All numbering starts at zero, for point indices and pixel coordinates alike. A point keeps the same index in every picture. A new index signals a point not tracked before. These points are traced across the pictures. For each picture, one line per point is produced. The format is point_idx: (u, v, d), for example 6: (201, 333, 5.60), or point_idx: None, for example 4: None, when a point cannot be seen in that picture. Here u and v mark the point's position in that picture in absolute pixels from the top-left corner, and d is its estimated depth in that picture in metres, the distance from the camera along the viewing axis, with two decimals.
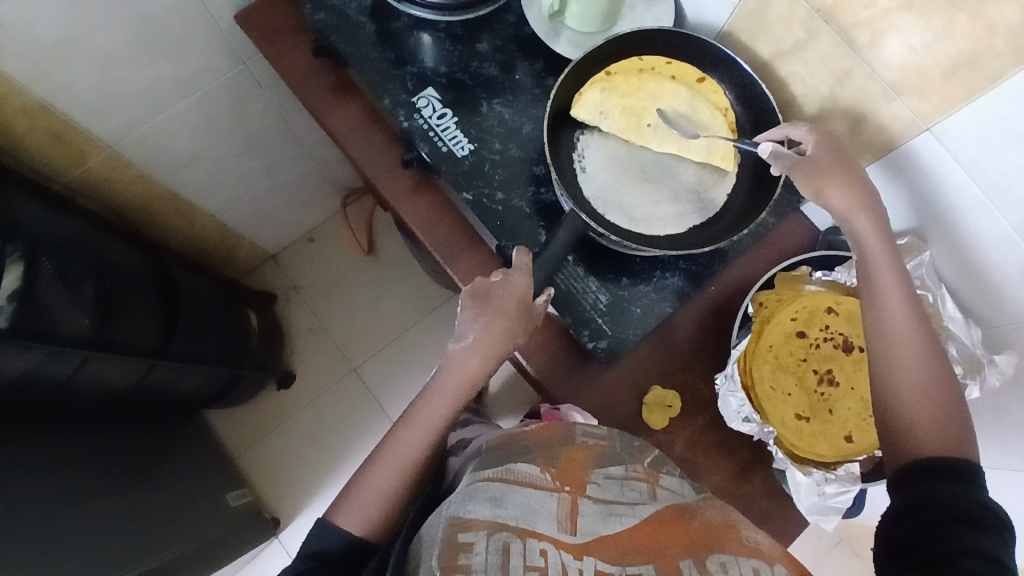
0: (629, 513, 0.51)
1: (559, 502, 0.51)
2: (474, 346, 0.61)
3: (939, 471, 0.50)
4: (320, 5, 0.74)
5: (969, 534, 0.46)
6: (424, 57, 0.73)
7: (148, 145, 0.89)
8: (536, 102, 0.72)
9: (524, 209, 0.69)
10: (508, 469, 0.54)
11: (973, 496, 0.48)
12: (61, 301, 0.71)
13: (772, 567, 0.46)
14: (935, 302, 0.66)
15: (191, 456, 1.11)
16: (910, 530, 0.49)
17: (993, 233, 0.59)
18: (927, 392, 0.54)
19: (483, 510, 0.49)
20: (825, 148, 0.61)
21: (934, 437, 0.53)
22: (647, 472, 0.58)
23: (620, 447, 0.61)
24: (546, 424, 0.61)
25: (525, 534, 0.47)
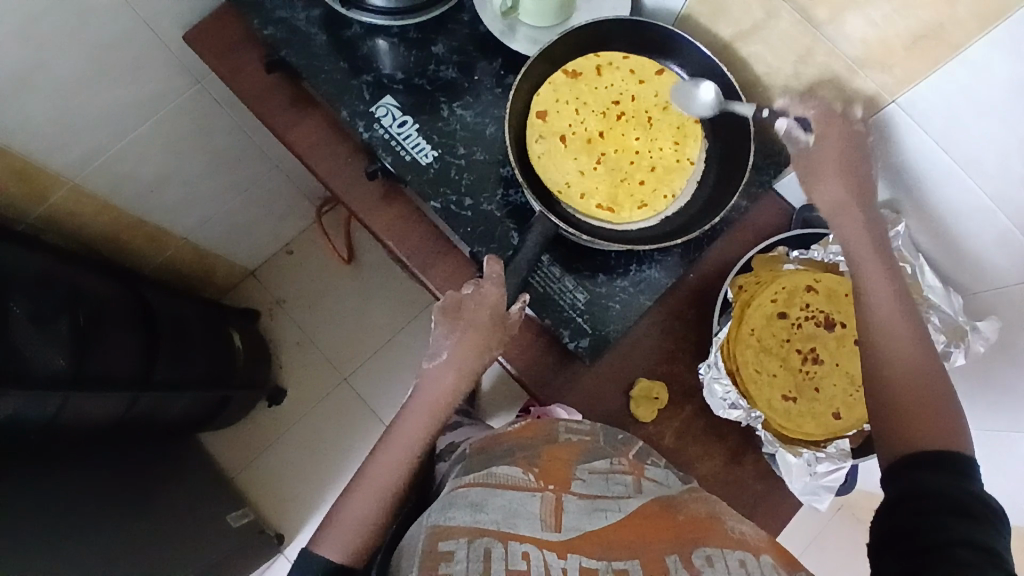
0: (615, 508, 0.52)
1: (544, 500, 0.52)
2: (449, 362, 0.61)
3: (938, 466, 0.51)
4: (269, 18, 0.72)
5: (960, 524, 0.46)
6: (380, 63, 0.71)
7: (112, 174, 0.87)
8: (497, 101, 0.70)
9: (494, 213, 0.67)
10: (490, 474, 0.55)
11: (968, 490, 0.48)
12: (36, 344, 0.69)
13: (758, 557, 0.47)
14: (914, 274, 0.65)
15: (190, 482, 1.10)
16: (901, 519, 0.49)
17: (968, 202, 0.59)
18: (920, 387, 0.55)
19: (464, 517, 0.49)
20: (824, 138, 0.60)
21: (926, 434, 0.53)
22: (631, 464, 0.59)
23: (604, 441, 0.62)
24: (528, 423, 0.62)
25: (508, 537, 0.47)
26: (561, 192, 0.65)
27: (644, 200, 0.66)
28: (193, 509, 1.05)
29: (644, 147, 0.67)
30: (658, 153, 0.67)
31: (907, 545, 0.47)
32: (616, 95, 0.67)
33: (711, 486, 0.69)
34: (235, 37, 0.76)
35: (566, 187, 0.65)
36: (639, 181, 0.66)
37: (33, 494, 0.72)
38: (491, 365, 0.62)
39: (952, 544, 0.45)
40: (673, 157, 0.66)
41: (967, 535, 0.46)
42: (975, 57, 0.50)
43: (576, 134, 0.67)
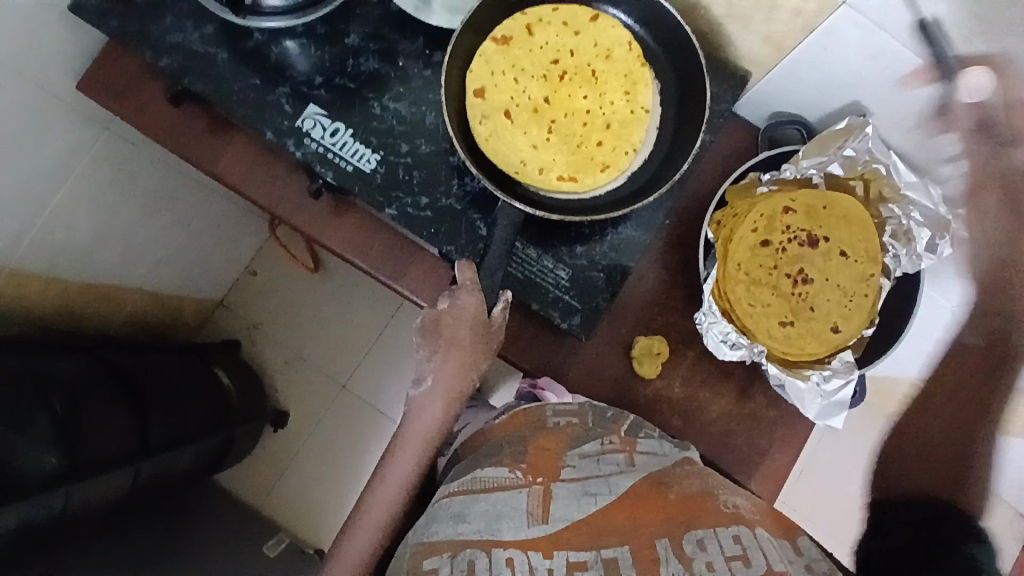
0: (604, 491, 0.51)
1: (531, 495, 0.52)
2: (436, 389, 0.59)
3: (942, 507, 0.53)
4: (160, 46, 0.65)
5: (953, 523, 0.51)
6: (294, 70, 0.65)
7: (44, 248, 0.81)
8: (430, 85, 0.65)
9: (455, 206, 0.64)
10: (475, 477, 0.54)
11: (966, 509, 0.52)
12: (17, 450, 0.67)
13: (754, 530, 0.45)
14: (889, 171, 0.64)
15: (218, 524, 1.09)
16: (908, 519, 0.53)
17: (934, 90, 0.57)
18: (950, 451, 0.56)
19: (447, 530, 0.51)
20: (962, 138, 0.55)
21: (941, 475, 0.55)
22: (623, 440, 0.57)
23: (594, 421, 0.59)
24: (516, 412, 0.61)
25: (491, 545, 0.48)
26: (519, 172, 0.62)
27: (605, 161, 0.62)
28: (228, 548, 1.04)
29: (595, 104, 0.63)
30: (609, 107, 0.63)
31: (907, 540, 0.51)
32: (554, 53, 0.63)
33: (726, 425, 0.69)
34: (131, 74, 0.69)
35: (522, 166, 0.62)
36: (596, 141, 0.63)
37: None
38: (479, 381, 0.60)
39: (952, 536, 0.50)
40: (625, 109, 0.63)
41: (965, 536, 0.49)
42: None
43: (520, 104, 0.63)
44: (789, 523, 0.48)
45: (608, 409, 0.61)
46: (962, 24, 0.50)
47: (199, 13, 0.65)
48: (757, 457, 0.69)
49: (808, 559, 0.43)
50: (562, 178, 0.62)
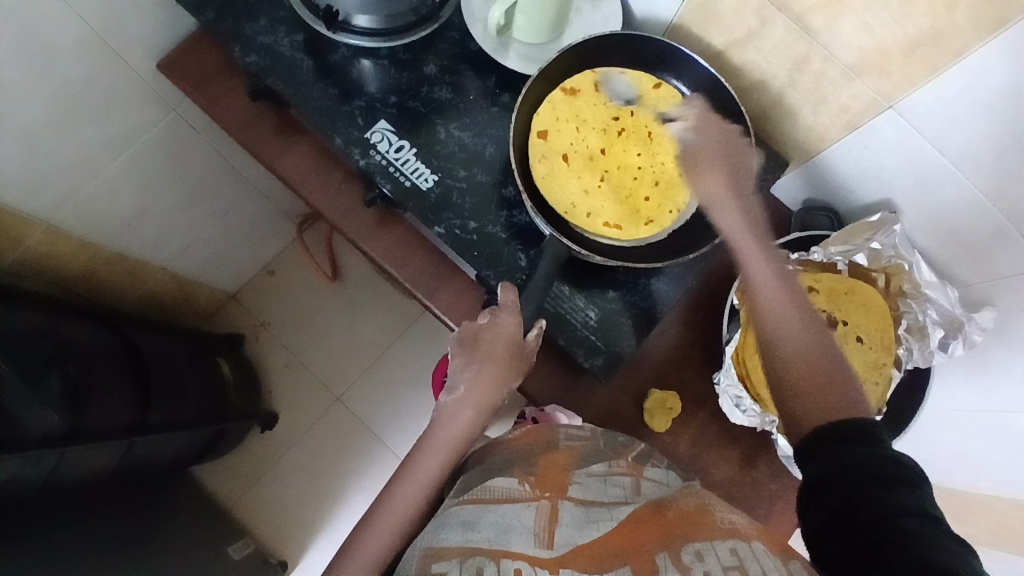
0: (608, 516, 0.45)
1: (538, 511, 0.46)
2: (466, 398, 0.60)
3: (847, 436, 0.45)
4: (250, 45, 0.69)
5: (888, 491, 0.41)
6: (369, 86, 0.69)
7: (89, 211, 0.83)
8: (494, 120, 0.69)
9: (500, 235, 0.67)
10: (484, 488, 0.49)
11: (891, 458, 0.43)
12: (27, 401, 0.67)
13: (751, 545, 0.41)
14: (912, 270, 0.67)
15: (189, 516, 1.07)
16: (827, 517, 0.42)
17: (965, 197, 0.61)
18: (812, 374, 0.49)
19: (456, 538, 0.43)
20: (703, 134, 0.60)
21: (819, 397, 0.48)
22: (630, 466, 0.55)
23: (604, 445, 0.59)
24: (530, 430, 0.59)
25: (500, 556, 0.40)
26: (568, 213, 0.65)
27: (649, 217, 0.66)
28: (194, 546, 1.00)
29: (646, 163, 0.67)
30: (659, 167, 0.67)
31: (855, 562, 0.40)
32: (616, 111, 0.68)
33: (727, 490, 0.70)
34: (212, 65, 0.73)
35: (572, 209, 0.65)
36: (644, 197, 0.67)
37: (47, 545, 0.71)
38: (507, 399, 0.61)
39: (896, 518, 0.40)
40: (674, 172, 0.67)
41: (918, 530, 0.39)
42: (977, 60, 0.51)
43: (577, 151, 0.67)
44: (787, 548, 0.44)
45: (618, 435, 0.61)
46: (987, 145, 0.55)
47: (292, 23, 0.70)
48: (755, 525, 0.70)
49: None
50: (608, 225, 0.66)
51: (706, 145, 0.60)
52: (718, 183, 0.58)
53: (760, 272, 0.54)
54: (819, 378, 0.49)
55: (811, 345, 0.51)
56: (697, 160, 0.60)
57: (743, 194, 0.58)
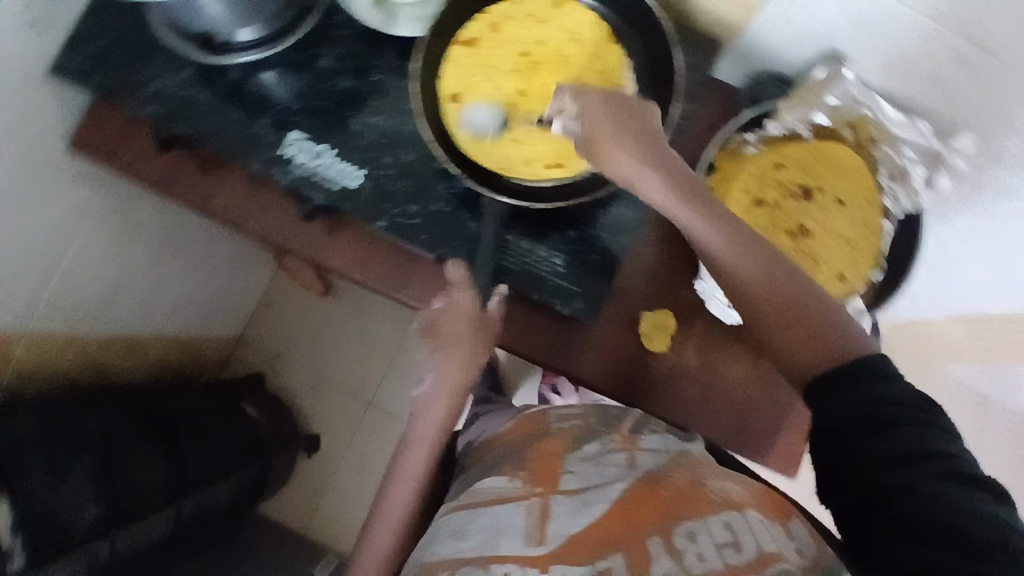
0: (600, 499, 0.46)
1: (527, 509, 0.47)
2: (438, 387, 0.59)
3: (848, 385, 0.43)
4: (145, 97, 0.67)
5: (881, 441, 0.41)
6: (271, 99, 0.67)
7: (64, 302, 0.84)
8: (405, 95, 0.66)
9: (445, 208, 0.65)
10: (474, 491, 0.52)
11: (885, 395, 0.42)
12: (58, 496, 0.71)
13: (746, 513, 0.42)
14: (874, 114, 0.63)
15: (264, 552, 1.12)
16: (822, 459, 0.44)
17: (908, 27, 0.56)
18: (799, 322, 0.46)
19: (446, 548, 0.47)
20: (595, 110, 0.49)
21: (820, 360, 0.45)
22: (625, 439, 0.54)
23: (597, 423, 0.57)
24: (520, 420, 0.61)
25: (488, 561, 0.44)
26: (505, 168, 0.63)
27: None
28: None
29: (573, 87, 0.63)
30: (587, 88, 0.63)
31: (847, 508, 0.42)
32: (523, 46, 0.63)
33: (746, 388, 0.69)
34: (120, 125, 0.72)
35: (507, 161, 0.63)
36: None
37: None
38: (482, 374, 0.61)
39: (882, 472, 0.41)
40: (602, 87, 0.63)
41: (911, 483, 0.39)
42: None
43: (495, 101, 0.63)
44: (789, 506, 0.45)
45: (612, 409, 0.60)
46: None
47: (179, 61, 0.67)
48: (781, 418, 0.69)
49: (800, 543, 0.41)
50: (549, 165, 0.62)
51: (595, 120, 0.49)
52: (636, 158, 0.47)
53: (711, 239, 0.47)
54: (800, 320, 0.46)
55: (788, 292, 0.47)
56: (597, 141, 0.48)
57: (658, 152, 0.48)
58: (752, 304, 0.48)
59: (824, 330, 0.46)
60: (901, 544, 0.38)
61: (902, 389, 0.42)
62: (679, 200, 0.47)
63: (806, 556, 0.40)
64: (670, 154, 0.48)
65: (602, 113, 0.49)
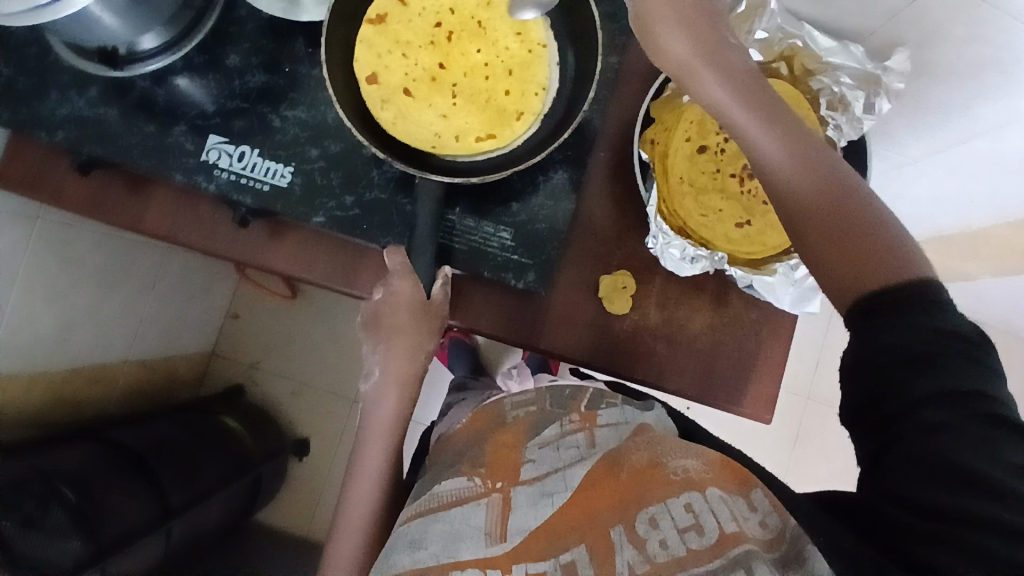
0: (560, 488, 0.49)
1: (490, 507, 0.49)
2: (385, 379, 0.60)
3: (898, 304, 0.40)
4: (49, 120, 0.64)
5: (929, 377, 0.38)
6: (185, 105, 0.63)
7: (16, 347, 0.81)
8: (323, 83, 0.64)
9: (381, 196, 0.63)
10: (433, 495, 0.51)
11: (940, 329, 0.39)
12: (38, 544, 0.68)
13: (705, 494, 0.47)
14: (807, 44, 0.63)
15: (266, 562, 1.12)
16: (856, 388, 0.41)
17: None
18: (844, 239, 0.42)
19: (405, 559, 0.47)
20: None
21: (861, 271, 0.42)
22: (583, 417, 0.55)
23: (552, 404, 0.57)
24: (476, 413, 0.60)
25: (450, 569, 0.45)
26: (438, 145, 0.61)
27: (518, 109, 0.62)
28: None
29: (491, 54, 0.62)
30: (506, 54, 0.62)
31: (875, 444, 0.41)
32: (435, 16, 0.61)
33: (710, 338, 0.68)
34: (33, 156, 0.68)
35: (438, 138, 0.61)
36: (504, 91, 0.62)
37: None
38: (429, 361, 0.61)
39: (919, 407, 0.38)
40: (522, 51, 0.62)
41: (942, 421, 0.38)
42: None
43: (414, 77, 0.61)
44: (744, 473, 0.51)
45: (566, 388, 0.59)
46: None
47: (79, 78, 0.64)
48: (747, 360, 0.69)
49: (763, 513, 0.47)
50: (482, 136, 0.61)
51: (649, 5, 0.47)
52: (688, 45, 0.46)
53: (757, 135, 0.45)
54: (846, 241, 0.42)
55: (843, 201, 0.43)
56: (648, 23, 0.47)
57: (719, 45, 0.47)
58: (797, 213, 0.44)
59: (881, 240, 0.42)
60: (921, 481, 0.38)
61: (955, 322, 0.39)
62: (735, 97, 0.46)
63: (769, 525, 0.46)
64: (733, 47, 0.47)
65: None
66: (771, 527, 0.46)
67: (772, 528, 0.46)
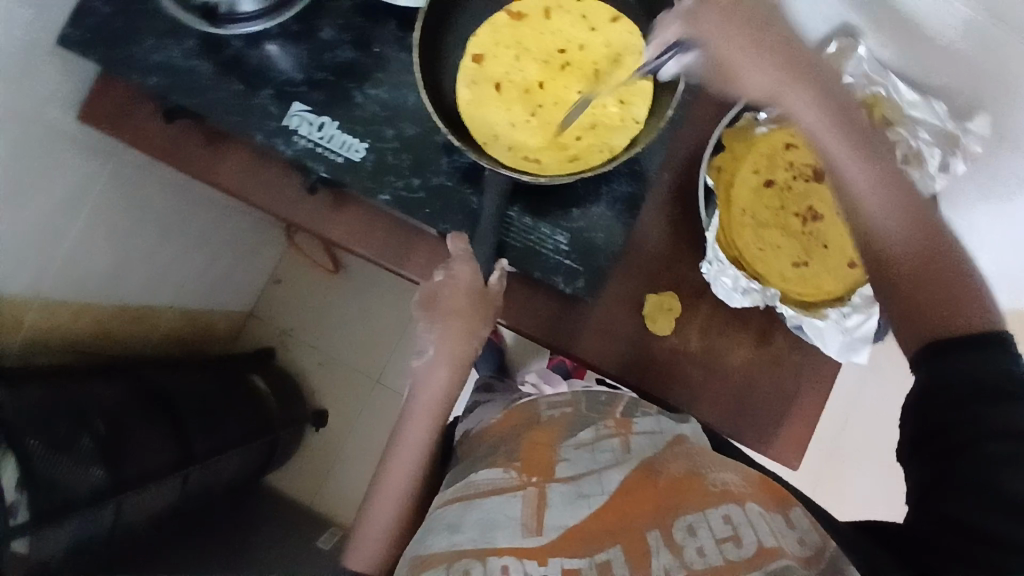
0: (598, 491, 0.48)
1: (526, 499, 0.48)
2: (438, 359, 0.61)
3: (970, 346, 0.42)
4: (146, 66, 0.67)
5: (997, 412, 0.40)
6: (275, 70, 0.66)
7: (72, 276, 0.85)
8: (407, 67, 0.65)
9: (447, 183, 0.64)
10: (469, 483, 0.52)
11: (1009, 369, 0.41)
12: (63, 467, 0.71)
13: (744, 506, 0.45)
14: (891, 94, 0.62)
15: (267, 523, 1.14)
16: (920, 421, 0.44)
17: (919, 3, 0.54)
18: (933, 281, 0.45)
19: (442, 541, 0.47)
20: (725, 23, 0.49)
21: (932, 313, 0.44)
22: (619, 423, 0.56)
23: (587, 408, 0.59)
24: (510, 410, 0.61)
25: (487, 554, 0.44)
26: (490, 144, 0.63)
27: (593, 122, 0.62)
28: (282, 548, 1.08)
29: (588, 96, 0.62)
30: (603, 100, 0.62)
31: (931, 474, 0.43)
32: (562, 43, 0.62)
33: (749, 372, 0.68)
34: (125, 100, 0.71)
35: (494, 139, 0.63)
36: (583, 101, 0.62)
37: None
38: (479, 350, 0.62)
39: (984, 441, 0.40)
40: (615, 106, 0.62)
41: (1006, 455, 0.39)
42: None
43: (512, 80, 0.63)
44: (781, 490, 0.50)
45: (601, 394, 0.61)
46: None
47: (180, 31, 0.67)
48: (784, 401, 0.68)
49: (802, 530, 0.45)
50: (537, 160, 0.62)
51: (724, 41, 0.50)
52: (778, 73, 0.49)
53: (843, 165, 0.48)
54: (935, 281, 0.45)
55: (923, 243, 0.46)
56: (729, 60, 0.50)
57: (811, 76, 0.49)
58: (878, 249, 0.47)
59: (955, 285, 0.44)
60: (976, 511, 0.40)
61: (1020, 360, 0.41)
62: (830, 125, 0.48)
63: (808, 542, 0.44)
64: (826, 78, 0.50)
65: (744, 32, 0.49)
66: (809, 544, 0.44)
67: (811, 545, 0.44)
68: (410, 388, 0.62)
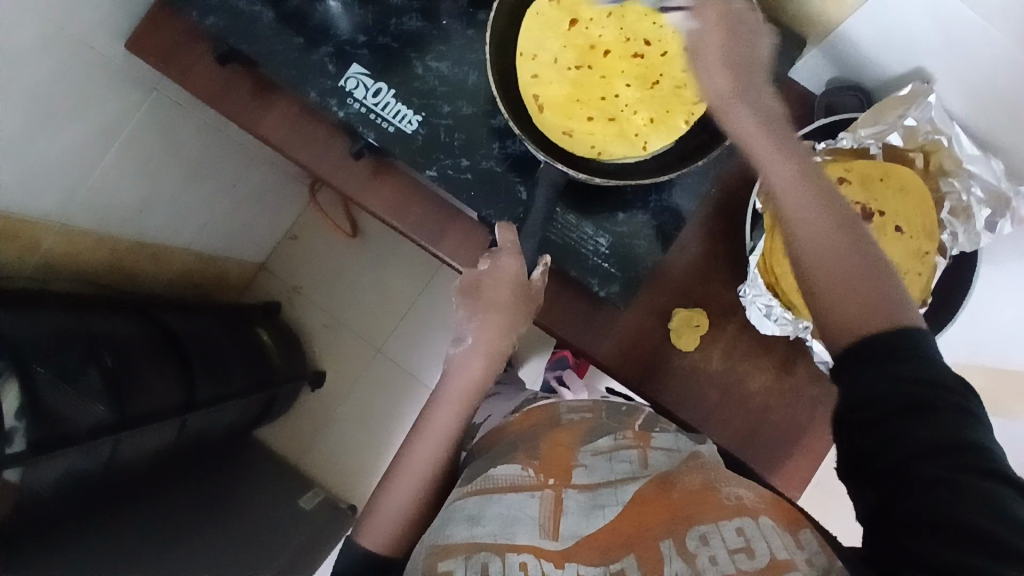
0: (612, 501, 0.50)
1: (543, 501, 0.51)
2: (476, 347, 0.61)
3: (875, 360, 0.42)
4: (207, 5, 0.65)
5: (921, 427, 0.40)
6: (336, 29, 0.65)
7: (96, 206, 0.84)
8: (472, 44, 0.64)
9: (495, 168, 0.63)
10: (487, 478, 0.54)
11: (929, 381, 0.41)
12: (68, 398, 0.70)
13: (756, 521, 0.45)
14: (950, 145, 0.61)
15: (255, 476, 1.14)
16: (851, 446, 0.43)
17: (994, 57, 0.55)
18: (839, 279, 0.46)
19: (462, 532, 0.49)
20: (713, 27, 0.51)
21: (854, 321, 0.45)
22: (637, 436, 0.58)
23: (608, 416, 0.62)
24: (530, 410, 0.63)
25: (506, 549, 0.47)
26: (523, 59, 0.62)
27: (645, 142, 0.62)
28: (264, 506, 1.09)
29: (628, 97, 0.62)
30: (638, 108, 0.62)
31: (874, 499, 0.41)
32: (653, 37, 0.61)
33: (765, 400, 0.68)
34: (177, 36, 0.70)
35: (531, 58, 0.62)
36: (647, 117, 0.62)
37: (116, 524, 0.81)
38: (512, 344, 0.62)
39: (921, 461, 0.39)
40: (644, 120, 0.62)
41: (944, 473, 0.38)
42: None
43: (586, 32, 0.62)
44: (795, 514, 0.48)
45: (623, 405, 0.64)
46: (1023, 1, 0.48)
47: None
48: (794, 433, 0.68)
49: (809, 552, 0.43)
50: (543, 107, 0.62)
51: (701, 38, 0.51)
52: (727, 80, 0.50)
53: (773, 170, 0.49)
54: (844, 285, 0.45)
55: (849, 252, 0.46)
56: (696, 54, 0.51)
57: (757, 93, 0.51)
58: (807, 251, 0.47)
59: (877, 298, 0.44)
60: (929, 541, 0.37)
61: (948, 374, 0.41)
62: (764, 132, 0.50)
63: (815, 564, 0.41)
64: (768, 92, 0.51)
65: (716, 37, 0.51)
66: (817, 565, 0.41)
67: (818, 567, 0.41)
68: (442, 374, 0.63)
